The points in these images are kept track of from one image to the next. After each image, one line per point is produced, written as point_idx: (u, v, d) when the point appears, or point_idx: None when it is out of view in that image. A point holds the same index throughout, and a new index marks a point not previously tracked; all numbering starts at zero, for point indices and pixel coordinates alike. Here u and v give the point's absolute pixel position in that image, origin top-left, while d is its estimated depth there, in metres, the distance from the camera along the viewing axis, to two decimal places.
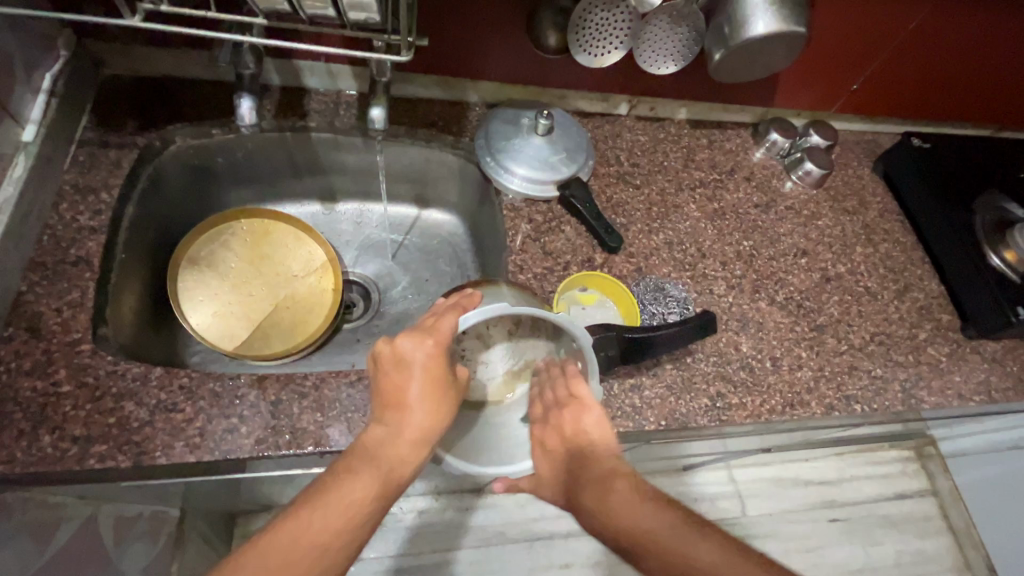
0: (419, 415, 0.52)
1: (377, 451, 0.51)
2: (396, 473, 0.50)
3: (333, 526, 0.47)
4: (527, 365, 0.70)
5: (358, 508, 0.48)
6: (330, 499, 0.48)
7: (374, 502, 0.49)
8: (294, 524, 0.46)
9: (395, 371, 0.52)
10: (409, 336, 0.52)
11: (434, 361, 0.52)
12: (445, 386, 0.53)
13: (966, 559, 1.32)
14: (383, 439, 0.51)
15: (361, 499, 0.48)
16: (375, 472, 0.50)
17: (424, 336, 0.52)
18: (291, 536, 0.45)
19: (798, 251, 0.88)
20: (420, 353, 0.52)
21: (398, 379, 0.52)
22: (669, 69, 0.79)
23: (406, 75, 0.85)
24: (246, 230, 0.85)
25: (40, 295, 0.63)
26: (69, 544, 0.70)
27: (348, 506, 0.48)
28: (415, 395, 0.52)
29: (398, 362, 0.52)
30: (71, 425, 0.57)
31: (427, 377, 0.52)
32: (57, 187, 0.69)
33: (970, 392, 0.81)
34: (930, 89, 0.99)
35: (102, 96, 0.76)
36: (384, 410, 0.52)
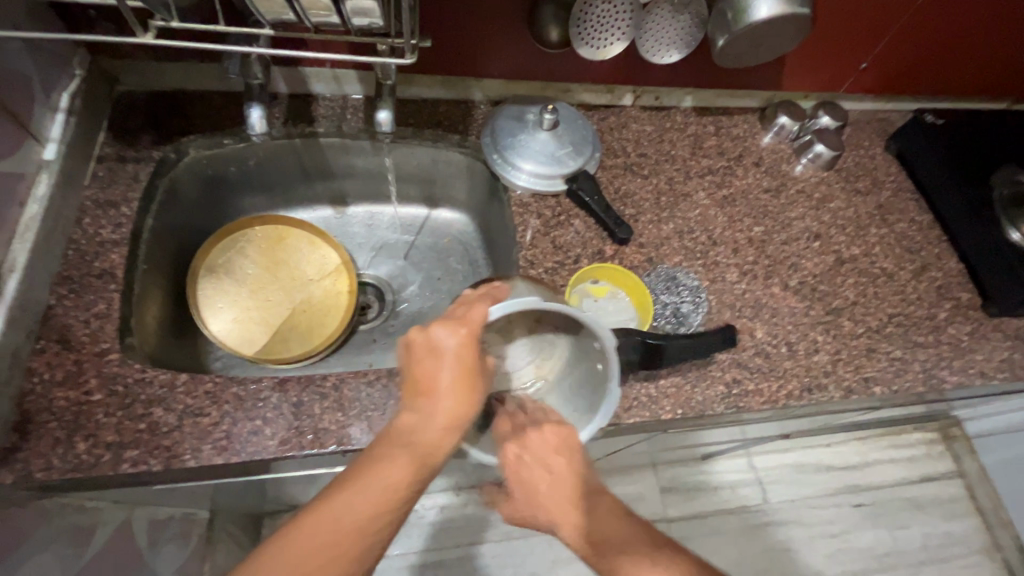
0: (452, 400, 0.53)
1: (413, 435, 0.52)
2: (430, 458, 0.51)
3: (373, 507, 0.47)
4: (547, 364, 0.72)
5: (395, 490, 0.49)
6: (368, 482, 0.48)
7: (410, 485, 0.50)
8: (331, 506, 0.46)
9: (428, 358, 0.54)
10: (442, 325, 0.54)
11: (464, 349, 0.54)
12: (474, 374, 0.55)
13: (995, 539, 1.30)
14: (418, 425, 0.53)
15: (397, 482, 0.49)
16: (411, 455, 0.51)
17: (457, 325, 0.54)
18: (330, 518, 0.46)
19: (811, 234, 0.87)
20: (451, 341, 0.54)
21: (430, 367, 0.54)
22: (672, 57, 0.80)
23: (410, 77, 0.86)
24: (261, 236, 0.87)
25: (69, 308, 0.65)
26: (108, 547, 0.73)
27: (386, 488, 0.49)
28: (448, 381, 0.53)
29: (431, 351, 0.54)
30: (104, 432, 0.59)
31: (459, 364, 0.54)
32: (79, 203, 0.71)
33: (993, 370, 0.80)
34: (943, 63, 0.97)
35: (117, 112, 0.78)
36: (419, 397, 0.54)
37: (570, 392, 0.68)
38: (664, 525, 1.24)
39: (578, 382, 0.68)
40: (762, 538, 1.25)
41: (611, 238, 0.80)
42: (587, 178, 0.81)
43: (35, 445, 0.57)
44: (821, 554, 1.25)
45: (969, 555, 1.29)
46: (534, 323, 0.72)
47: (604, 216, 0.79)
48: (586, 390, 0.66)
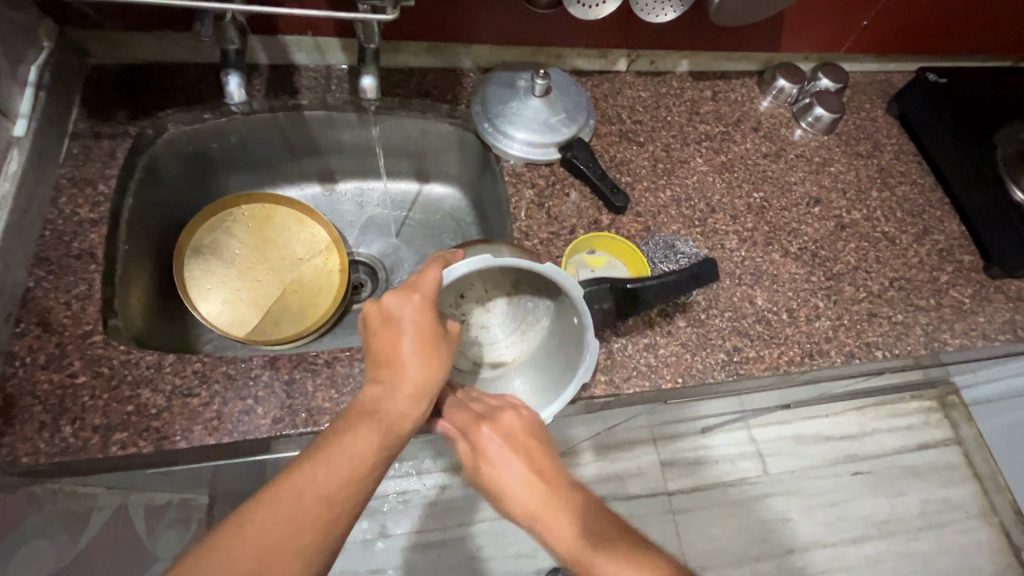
0: (416, 367, 0.51)
1: (377, 406, 0.50)
2: (397, 427, 0.50)
3: (337, 478, 0.45)
4: (526, 330, 0.72)
5: (361, 462, 0.47)
6: (332, 456, 0.46)
7: (375, 455, 0.48)
8: (293, 481, 0.45)
9: (386, 328, 0.52)
10: (394, 293, 0.53)
11: (422, 315, 0.52)
12: (437, 340, 0.53)
13: (991, 504, 1.32)
14: (382, 395, 0.50)
15: (363, 453, 0.47)
16: (376, 425, 0.49)
17: (409, 292, 0.53)
18: (291, 493, 0.44)
19: (811, 200, 0.85)
20: (407, 309, 0.52)
21: (390, 337, 0.52)
22: (668, 15, 0.76)
23: (396, 43, 0.83)
24: (247, 215, 0.84)
25: (48, 290, 0.63)
26: (104, 532, 0.72)
27: (351, 460, 0.47)
28: (410, 348, 0.51)
29: (386, 321, 0.53)
30: (90, 414, 0.57)
31: (419, 329, 0.52)
32: (54, 181, 0.68)
33: (995, 332, 0.78)
34: (946, 20, 0.94)
35: (91, 88, 0.75)
36: (381, 368, 0.52)
37: (554, 348, 0.68)
38: (665, 498, 1.24)
39: (558, 345, 0.68)
40: (762, 509, 1.26)
41: (607, 207, 0.78)
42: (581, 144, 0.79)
43: (20, 430, 0.56)
44: (820, 522, 1.26)
45: (967, 520, 1.30)
46: (512, 285, 0.73)
47: (601, 185, 0.77)
48: (567, 343, 0.66)
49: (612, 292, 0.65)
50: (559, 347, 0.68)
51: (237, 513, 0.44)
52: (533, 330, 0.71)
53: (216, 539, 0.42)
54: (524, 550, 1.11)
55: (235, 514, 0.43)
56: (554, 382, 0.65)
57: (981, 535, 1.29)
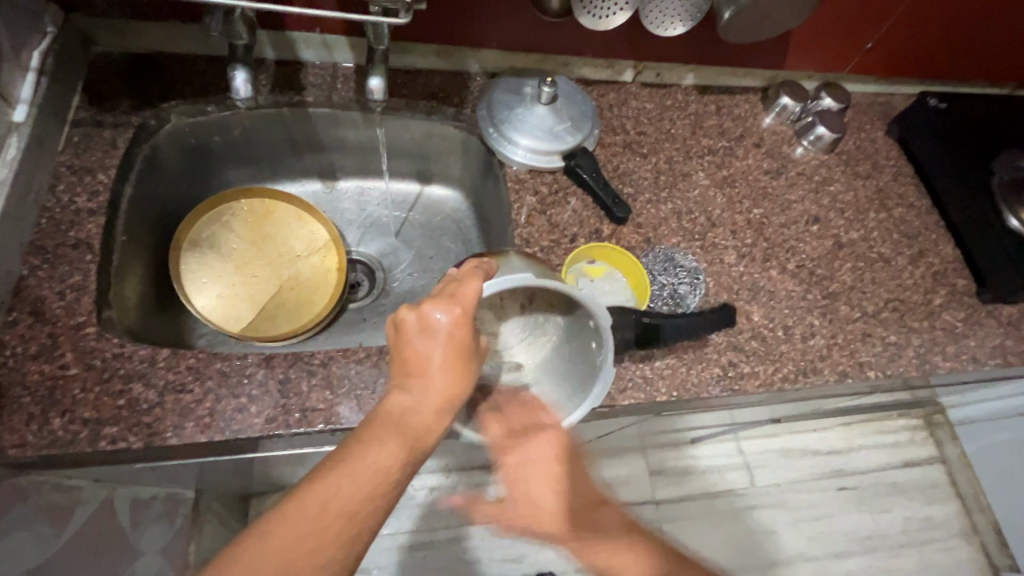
0: (446, 382, 0.50)
1: (404, 420, 0.48)
2: (423, 442, 0.48)
3: (363, 493, 0.44)
4: (538, 342, 0.73)
5: (386, 478, 0.45)
6: (357, 470, 0.45)
7: (400, 471, 0.46)
8: (317, 494, 0.43)
9: (421, 338, 0.50)
10: (435, 303, 0.50)
11: (459, 328, 0.51)
12: (469, 354, 0.51)
13: (973, 523, 1.33)
14: (411, 409, 0.49)
15: (389, 468, 0.46)
16: (403, 440, 0.47)
17: (452, 304, 0.51)
18: (315, 506, 0.43)
19: (810, 218, 0.86)
20: (446, 319, 0.50)
21: (423, 348, 0.50)
22: (677, 29, 0.76)
23: (404, 44, 0.83)
24: (247, 210, 0.84)
25: (42, 279, 0.62)
26: (89, 524, 0.72)
27: (376, 475, 0.45)
28: (443, 363, 0.50)
29: (424, 331, 0.50)
30: (81, 407, 0.57)
31: (454, 344, 0.50)
32: (53, 169, 0.68)
33: (986, 356, 0.79)
34: (948, 46, 0.95)
35: (93, 75, 0.74)
36: (411, 379, 0.50)
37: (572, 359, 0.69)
38: (652, 507, 1.24)
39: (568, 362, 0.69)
40: (748, 521, 1.27)
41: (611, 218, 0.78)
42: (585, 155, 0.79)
43: (8, 421, 0.55)
44: (805, 536, 1.27)
45: (948, 538, 1.31)
46: (528, 298, 0.73)
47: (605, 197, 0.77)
48: (585, 356, 0.67)
49: (636, 324, 0.66)
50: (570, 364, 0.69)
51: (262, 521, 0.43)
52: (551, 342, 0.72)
53: (237, 555, 0.41)
54: (511, 554, 1.11)
55: (258, 523, 0.42)
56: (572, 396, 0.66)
57: (962, 554, 1.30)
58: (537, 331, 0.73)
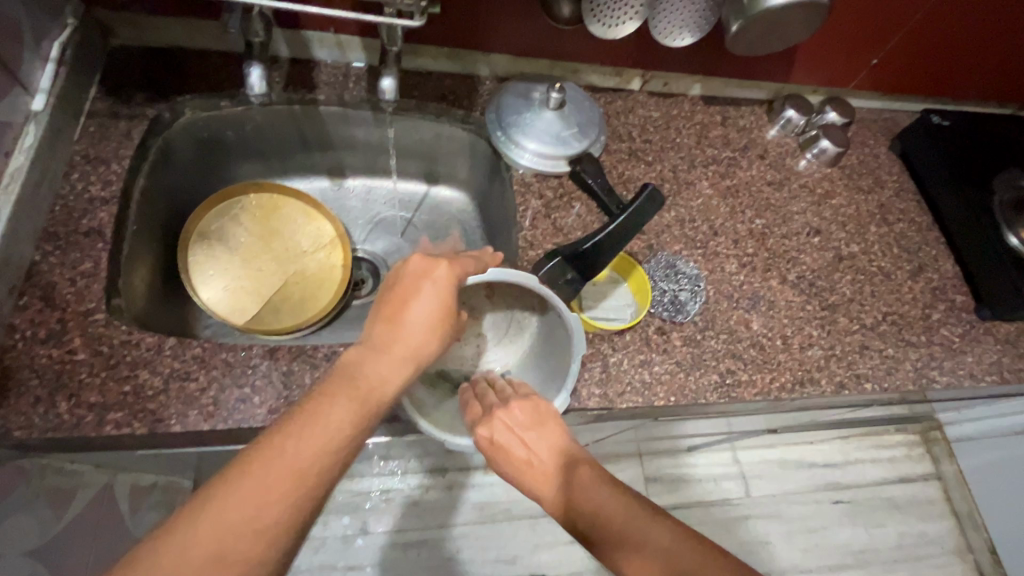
0: (416, 335, 0.53)
1: (359, 372, 0.50)
2: (372, 393, 0.49)
3: (308, 445, 0.44)
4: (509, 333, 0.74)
5: (337, 430, 0.46)
6: (304, 422, 0.45)
7: (351, 426, 0.47)
8: (260, 450, 0.43)
9: (402, 293, 0.54)
10: (418, 257, 0.55)
11: (443, 289, 0.55)
12: (448, 317, 0.55)
13: (967, 541, 1.33)
14: (367, 361, 0.51)
15: (337, 422, 0.46)
16: (356, 394, 0.48)
17: (434, 261, 0.55)
18: (255, 459, 0.42)
19: (811, 230, 0.87)
20: (432, 278, 0.54)
21: (397, 302, 0.54)
22: (684, 40, 0.77)
23: (416, 47, 0.84)
24: (255, 204, 0.85)
25: (54, 265, 0.63)
26: (88, 509, 0.72)
27: (322, 427, 0.45)
28: (418, 314, 0.53)
29: (405, 281, 0.54)
30: (87, 392, 0.58)
31: (430, 300, 0.54)
32: (68, 158, 0.69)
33: (982, 372, 0.80)
34: (953, 65, 0.97)
35: (111, 68, 0.75)
36: (378, 331, 0.53)
37: (553, 335, 0.69)
38: None
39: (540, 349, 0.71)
40: (740, 530, 1.27)
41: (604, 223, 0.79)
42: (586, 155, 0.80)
43: (15, 403, 0.56)
44: (798, 548, 1.27)
45: (941, 555, 1.31)
46: (488, 291, 0.74)
47: (602, 199, 0.78)
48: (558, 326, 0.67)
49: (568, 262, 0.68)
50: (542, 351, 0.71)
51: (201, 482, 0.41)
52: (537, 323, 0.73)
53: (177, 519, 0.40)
54: (504, 555, 1.11)
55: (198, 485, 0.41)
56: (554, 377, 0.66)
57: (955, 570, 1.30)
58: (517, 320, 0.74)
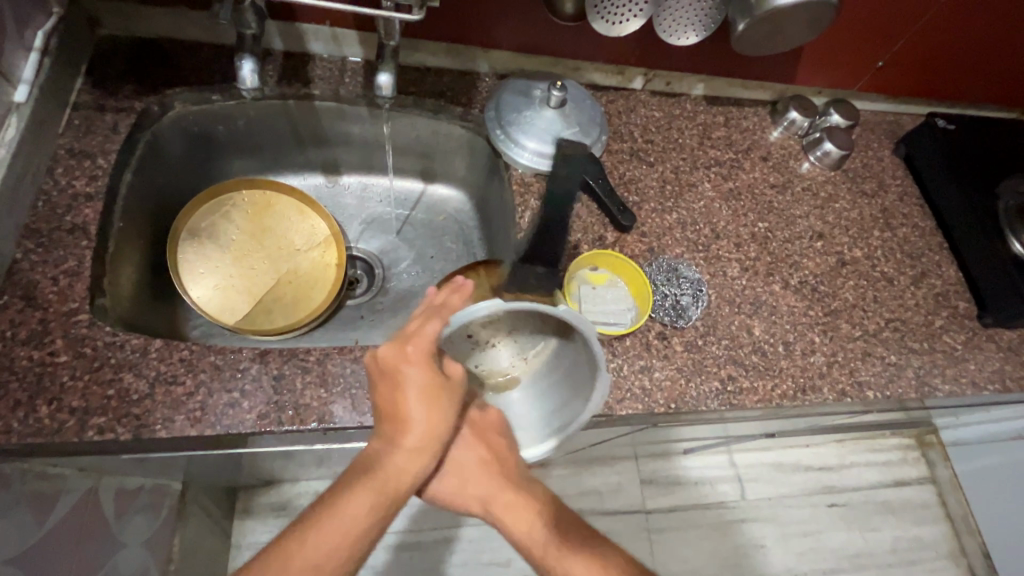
0: (417, 418, 0.52)
1: (374, 466, 0.51)
2: (393, 484, 0.51)
3: (329, 548, 0.46)
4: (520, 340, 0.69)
5: (357, 527, 0.48)
6: (326, 523, 0.47)
7: (372, 520, 0.49)
8: (285, 551, 0.46)
9: (388, 382, 0.52)
10: (390, 345, 0.52)
11: (426, 370, 0.52)
12: (443, 391, 0.53)
13: (962, 545, 1.33)
14: (382, 452, 0.52)
15: (359, 518, 0.48)
16: (372, 488, 0.50)
17: (404, 344, 0.51)
18: (281, 563, 0.45)
19: (814, 234, 0.85)
20: (408, 365, 0.51)
21: (390, 392, 0.52)
22: (690, 38, 0.76)
23: (414, 41, 0.82)
24: (248, 201, 0.83)
25: (36, 263, 0.61)
26: (72, 514, 0.70)
27: (345, 524, 0.48)
28: (411, 404, 0.52)
29: (386, 374, 0.52)
30: (69, 396, 0.55)
31: (420, 384, 0.52)
32: (52, 152, 0.66)
33: (985, 380, 0.79)
34: (958, 68, 0.95)
35: (97, 59, 0.73)
36: (384, 424, 0.53)
37: (576, 340, 0.64)
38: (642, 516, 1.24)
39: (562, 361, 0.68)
40: (736, 534, 1.26)
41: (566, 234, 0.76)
42: (559, 141, 0.78)
43: None
44: (793, 552, 1.26)
45: (936, 559, 1.30)
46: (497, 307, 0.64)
47: (559, 193, 0.76)
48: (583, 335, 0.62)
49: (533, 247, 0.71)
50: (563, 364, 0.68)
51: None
52: (556, 326, 0.66)
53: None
54: (498, 559, 1.10)
55: None
56: (585, 389, 0.63)
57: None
58: (533, 324, 0.67)
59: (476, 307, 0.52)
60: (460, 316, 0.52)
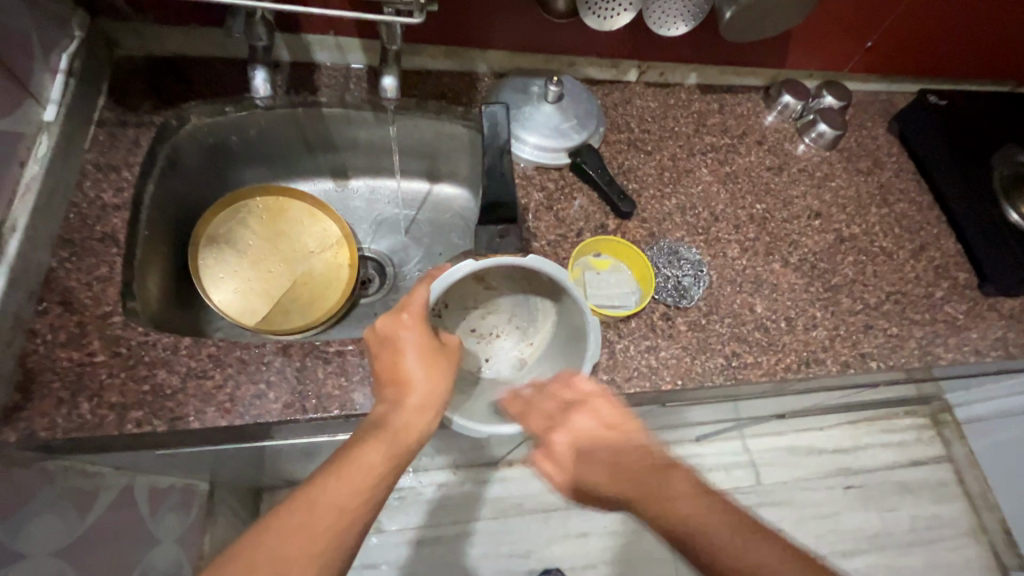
0: (417, 378, 0.56)
1: (384, 420, 0.54)
2: (406, 436, 0.53)
3: (347, 487, 0.48)
4: (518, 326, 0.77)
5: (372, 470, 0.50)
6: (343, 467, 0.50)
7: (386, 465, 0.51)
8: (308, 490, 0.48)
9: (386, 352, 0.58)
10: (386, 317, 0.58)
11: (417, 335, 0.58)
12: (437, 354, 0.58)
13: (981, 522, 1.32)
14: (388, 412, 0.55)
15: (374, 463, 0.50)
16: (384, 436, 0.53)
17: (398, 314, 0.58)
18: (304, 504, 0.47)
19: (811, 213, 0.87)
20: (403, 331, 0.58)
21: (390, 358, 0.57)
22: (680, 29, 0.78)
23: (414, 46, 0.85)
24: (262, 207, 0.87)
25: (70, 271, 0.65)
26: (111, 510, 0.74)
27: (360, 468, 0.50)
28: (411, 365, 0.56)
29: (385, 342, 0.58)
30: (108, 392, 0.59)
31: (415, 347, 0.57)
32: (80, 167, 0.70)
33: (987, 348, 0.80)
34: (948, 44, 0.97)
35: (117, 78, 0.77)
36: (387, 388, 0.57)
37: (563, 311, 0.71)
38: None
39: (560, 340, 0.71)
40: (753, 519, 1.27)
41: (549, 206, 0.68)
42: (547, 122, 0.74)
43: (39, 405, 0.57)
44: (811, 534, 1.27)
45: (956, 536, 1.30)
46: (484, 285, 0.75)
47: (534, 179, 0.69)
48: (564, 299, 0.69)
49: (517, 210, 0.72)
50: (562, 340, 0.71)
51: (254, 531, 0.46)
52: (544, 305, 0.74)
53: (229, 559, 0.44)
54: (517, 549, 1.12)
55: (252, 534, 0.46)
56: (574, 354, 0.67)
57: (970, 552, 1.29)
58: (524, 306, 0.76)
59: (455, 269, 0.62)
60: (442, 279, 0.61)
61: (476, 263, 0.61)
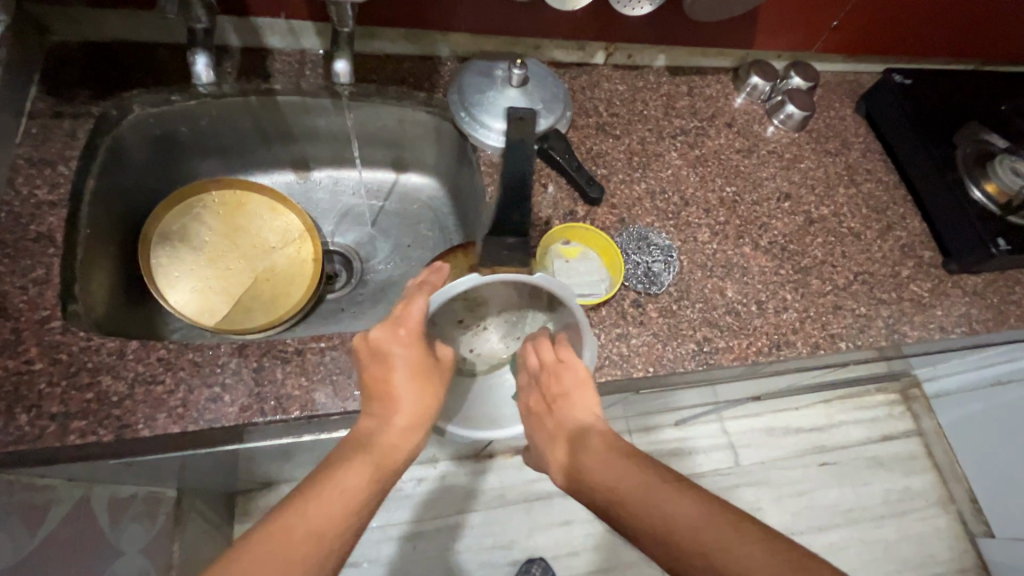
0: (407, 401, 0.53)
1: (370, 439, 0.52)
2: (391, 459, 0.51)
3: (328, 515, 0.46)
4: (505, 319, 0.72)
5: (356, 497, 0.48)
6: (323, 492, 0.47)
7: (369, 492, 0.49)
8: (284, 518, 0.45)
9: (376, 364, 0.54)
10: (379, 328, 0.54)
11: (411, 351, 0.54)
12: (429, 372, 0.55)
13: (948, 492, 1.36)
14: (375, 430, 0.53)
15: (357, 488, 0.48)
16: (370, 458, 0.50)
17: (395, 327, 0.54)
18: (282, 531, 0.44)
19: (781, 195, 0.87)
20: (396, 346, 0.53)
21: (380, 372, 0.54)
22: (644, 8, 0.76)
23: (372, 29, 0.82)
24: (218, 202, 0.83)
25: (3, 274, 0.60)
26: (64, 525, 0.71)
27: (343, 494, 0.48)
28: (401, 384, 0.53)
29: (376, 354, 0.54)
30: (48, 402, 0.56)
31: (408, 364, 0.54)
32: (11, 162, 0.66)
33: (952, 325, 0.81)
34: (913, 22, 0.97)
35: (50, 67, 0.72)
36: (373, 403, 0.54)
37: (557, 315, 0.68)
38: None
39: (552, 345, 0.69)
40: (732, 499, 1.29)
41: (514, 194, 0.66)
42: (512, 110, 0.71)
43: None
44: (788, 511, 1.29)
45: (926, 507, 1.34)
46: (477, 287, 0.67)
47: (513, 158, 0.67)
48: (562, 307, 0.66)
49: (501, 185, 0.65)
50: None
51: (227, 557, 0.43)
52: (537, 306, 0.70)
53: None
54: (500, 542, 1.11)
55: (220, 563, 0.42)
56: None
57: (939, 522, 1.33)
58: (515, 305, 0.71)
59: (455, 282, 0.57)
60: (441, 292, 0.56)
61: (478, 276, 0.57)
